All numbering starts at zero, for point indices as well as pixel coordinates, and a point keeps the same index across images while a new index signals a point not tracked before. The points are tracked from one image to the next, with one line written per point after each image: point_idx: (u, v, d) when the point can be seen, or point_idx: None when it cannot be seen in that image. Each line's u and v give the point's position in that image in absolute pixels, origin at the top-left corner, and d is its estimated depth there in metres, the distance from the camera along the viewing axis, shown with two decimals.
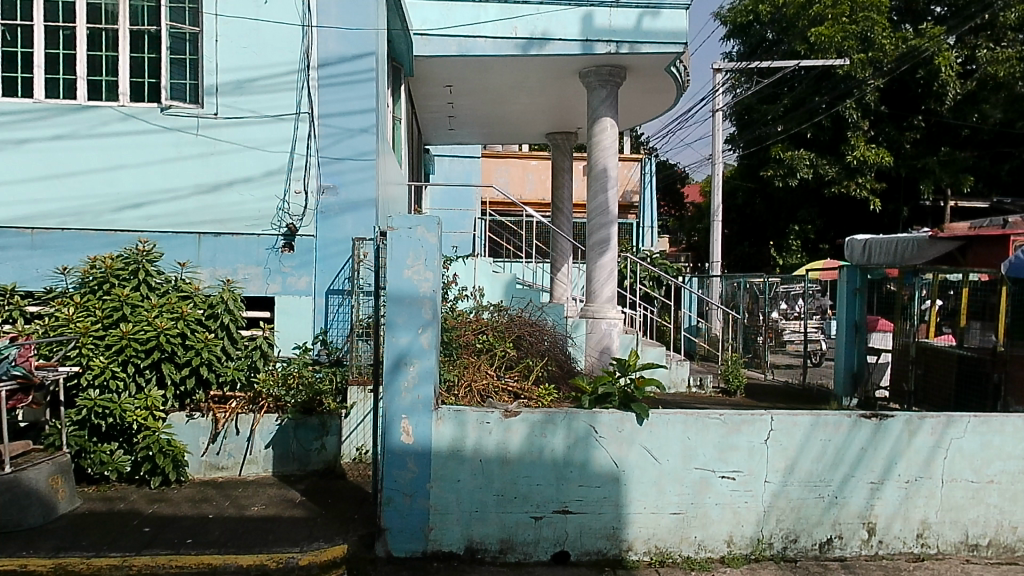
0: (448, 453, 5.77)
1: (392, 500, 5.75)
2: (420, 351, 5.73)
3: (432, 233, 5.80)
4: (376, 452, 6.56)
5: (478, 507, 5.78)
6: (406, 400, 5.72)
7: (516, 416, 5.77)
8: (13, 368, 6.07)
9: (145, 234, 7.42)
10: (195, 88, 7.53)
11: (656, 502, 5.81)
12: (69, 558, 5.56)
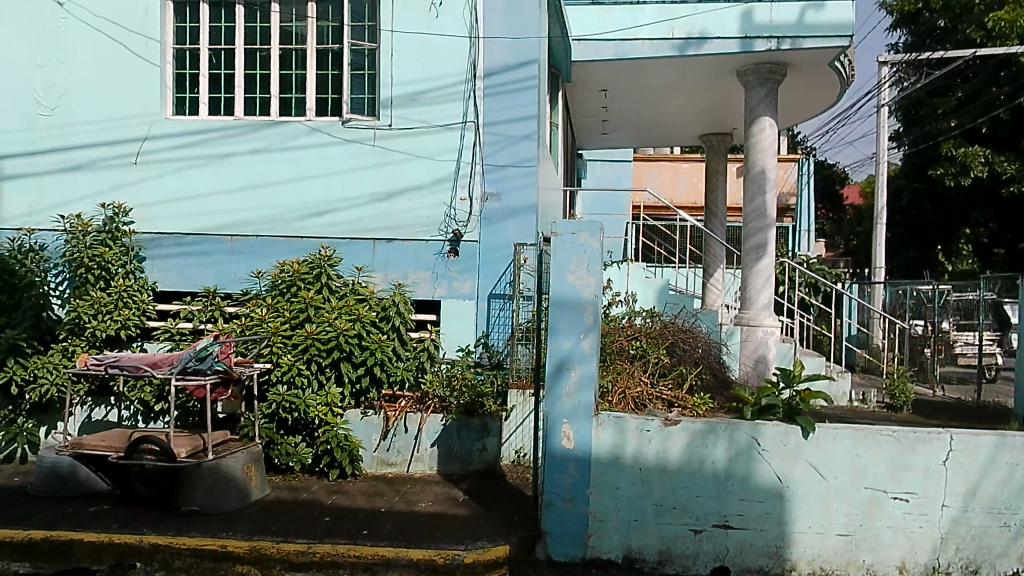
0: (609, 460, 5.71)
1: (553, 503, 5.75)
2: (581, 356, 5.70)
3: (595, 238, 5.78)
4: (536, 455, 6.67)
5: (637, 516, 5.68)
6: (568, 405, 5.71)
7: (676, 425, 5.62)
8: (216, 363, 6.57)
9: (327, 241, 7.81)
10: (372, 102, 7.90)
11: (822, 521, 5.49)
12: (262, 541, 5.93)
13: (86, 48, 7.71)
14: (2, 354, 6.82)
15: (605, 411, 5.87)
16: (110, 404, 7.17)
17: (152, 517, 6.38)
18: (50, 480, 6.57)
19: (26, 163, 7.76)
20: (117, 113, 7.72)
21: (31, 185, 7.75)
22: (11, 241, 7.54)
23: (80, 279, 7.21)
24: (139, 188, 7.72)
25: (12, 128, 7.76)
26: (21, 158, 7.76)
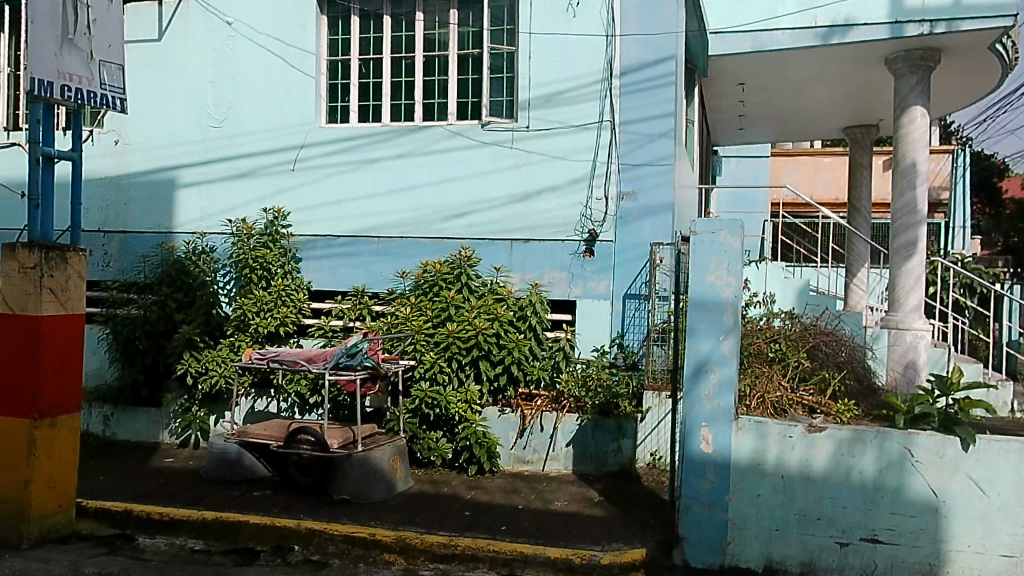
0: (748, 466, 5.50)
1: (691, 508, 5.60)
2: (721, 358, 5.54)
3: (736, 237, 5.55)
4: (672, 459, 6.54)
5: (778, 525, 5.45)
6: (706, 409, 5.57)
7: (821, 432, 5.35)
8: (365, 359, 6.86)
9: (467, 242, 7.96)
10: (510, 105, 8.00)
11: (983, 540, 5.09)
12: (407, 532, 6.12)
13: (251, 62, 8.27)
14: (179, 347, 7.45)
15: (745, 416, 5.67)
16: (270, 395, 7.69)
17: (308, 503, 6.76)
18: (220, 465, 7.08)
19: (199, 172, 8.40)
20: (278, 123, 8.22)
21: (203, 192, 8.38)
22: (187, 245, 8.20)
23: (245, 278, 7.77)
24: (296, 193, 8.17)
25: (188, 140, 8.44)
26: (195, 166, 8.41)
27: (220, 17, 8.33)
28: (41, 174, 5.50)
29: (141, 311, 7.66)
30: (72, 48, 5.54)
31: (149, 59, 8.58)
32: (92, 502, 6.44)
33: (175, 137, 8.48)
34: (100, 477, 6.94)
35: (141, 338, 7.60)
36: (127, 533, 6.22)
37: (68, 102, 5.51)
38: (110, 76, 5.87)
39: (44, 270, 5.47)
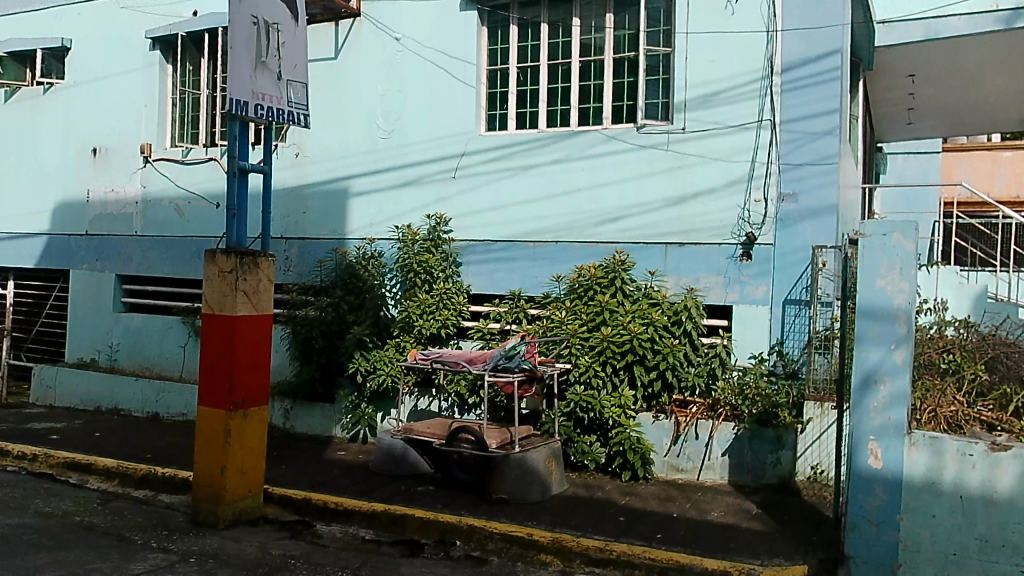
0: (923, 485, 5.11)
1: (858, 526, 5.25)
2: (893, 369, 5.16)
3: (910, 239, 5.18)
4: (836, 474, 6.18)
5: (957, 549, 5.04)
6: (876, 422, 5.21)
7: (1007, 451, 4.93)
8: (523, 362, 7.00)
9: (621, 246, 7.86)
10: (666, 106, 7.85)
11: None
12: (563, 534, 6.14)
13: (417, 75, 8.64)
14: (351, 347, 7.86)
15: (919, 430, 5.29)
16: (432, 395, 7.99)
17: (468, 500, 6.96)
18: (388, 459, 7.47)
19: (368, 181, 8.85)
20: (442, 132, 8.50)
21: (372, 201, 8.82)
22: (358, 249, 8.67)
23: (410, 281, 8.14)
24: (457, 200, 8.40)
25: (360, 150, 8.91)
26: (366, 176, 8.86)
27: (390, 33, 8.78)
28: (237, 186, 5.99)
29: (317, 312, 8.19)
30: (265, 70, 6.01)
31: (326, 75, 9.18)
32: (276, 489, 6.93)
33: (347, 149, 9.00)
34: (282, 466, 7.48)
35: (317, 337, 8.11)
36: (306, 519, 6.64)
37: (261, 120, 5.98)
38: (295, 94, 6.33)
39: (240, 274, 5.96)
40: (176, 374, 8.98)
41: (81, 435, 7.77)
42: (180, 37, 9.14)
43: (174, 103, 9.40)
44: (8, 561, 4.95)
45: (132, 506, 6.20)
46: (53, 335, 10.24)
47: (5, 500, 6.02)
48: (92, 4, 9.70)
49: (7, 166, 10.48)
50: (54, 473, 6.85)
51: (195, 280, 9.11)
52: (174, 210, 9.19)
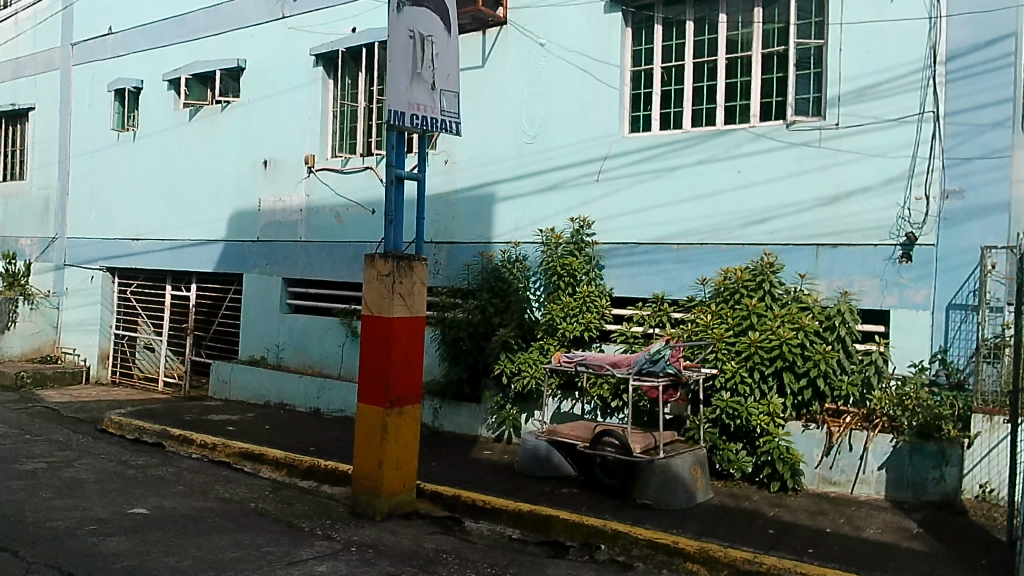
0: None
1: None
2: None
3: None
4: (1012, 494, 5.63)
5: None
6: None
7: None
8: (668, 367, 6.90)
9: (769, 247, 7.56)
10: (818, 102, 7.50)
11: None
12: (710, 544, 5.97)
13: (562, 80, 8.71)
14: (497, 349, 8.10)
15: None
16: (575, 398, 8.07)
17: (612, 504, 6.93)
18: (532, 460, 7.55)
19: (514, 186, 9.00)
20: (586, 135, 8.52)
21: (517, 206, 8.95)
22: (503, 253, 8.85)
23: (554, 284, 8.27)
24: (601, 203, 8.39)
25: (505, 156, 9.09)
26: (511, 181, 9.02)
27: (535, 39, 8.92)
28: (394, 193, 6.29)
29: (465, 315, 8.48)
30: (420, 81, 6.25)
31: (473, 83, 9.43)
32: (427, 485, 7.17)
33: (493, 155, 9.19)
34: (432, 463, 7.74)
35: (465, 338, 8.42)
36: (456, 516, 6.83)
37: (416, 129, 6.23)
38: (448, 103, 6.54)
39: (396, 277, 6.23)
40: (336, 372, 9.49)
41: (253, 427, 8.37)
42: (340, 53, 9.63)
43: (334, 115, 9.91)
44: (195, 540, 5.38)
45: (298, 495, 6.59)
46: (230, 334, 11.09)
47: (191, 484, 6.57)
48: (264, 26, 10.46)
49: (190, 179, 11.45)
50: (231, 462, 7.40)
51: (353, 284, 9.58)
52: (334, 217, 9.70)
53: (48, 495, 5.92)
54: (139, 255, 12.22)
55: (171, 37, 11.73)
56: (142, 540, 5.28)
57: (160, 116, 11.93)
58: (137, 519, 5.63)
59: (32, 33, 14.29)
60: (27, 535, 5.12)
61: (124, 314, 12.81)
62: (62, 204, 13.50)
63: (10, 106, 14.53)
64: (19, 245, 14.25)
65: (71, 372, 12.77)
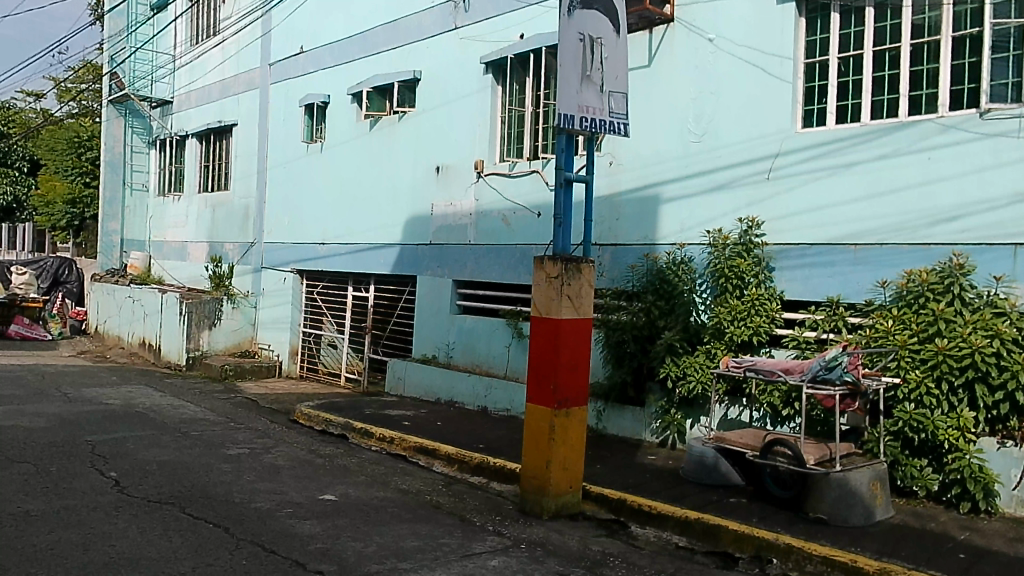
0: None
1: None
2: None
3: None
4: None
5: None
6: None
7: None
8: (846, 374, 6.49)
9: (959, 247, 6.88)
10: (1018, 87, 6.75)
11: None
12: (893, 565, 5.55)
13: (732, 76, 8.48)
14: (662, 352, 8.09)
15: None
16: (743, 404, 7.91)
17: (784, 517, 6.60)
18: (698, 467, 7.40)
19: (681, 186, 8.84)
20: (758, 132, 8.23)
21: (685, 206, 8.79)
22: (668, 255, 8.72)
23: (722, 287, 8.09)
24: (772, 203, 8.08)
25: (671, 156, 8.96)
26: (677, 181, 8.88)
27: (703, 35, 8.73)
28: (563, 196, 6.53)
29: (630, 317, 8.53)
30: (589, 84, 6.60)
31: (639, 84, 9.35)
32: (592, 487, 7.18)
33: (659, 155, 9.08)
34: (597, 465, 7.76)
35: (630, 341, 8.42)
36: (622, 519, 6.80)
37: (586, 130, 6.57)
38: (616, 105, 6.86)
39: (566, 279, 6.34)
40: (502, 372, 9.73)
41: (426, 422, 8.73)
42: (509, 59, 9.83)
43: (502, 120, 10.13)
44: (379, 528, 5.67)
45: (469, 491, 6.81)
46: (405, 333, 11.62)
47: (373, 475, 6.95)
48: (438, 38, 10.92)
49: (368, 187, 12.17)
50: (407, 455, 7.74)
51: (521, 286, 9.76)
52: (501, 220, 9.94)
53: (251, 478, 6.45)
54: (324, 259, 13.06)
55: (353, 54, 12.52)
56: (332, 524, 5.63)
57: (343, 127, 12.76)
58: (328, 505, 6.01)
59: (236, 57, 15.75)
60: (235, 513, 5.60)
61: (312, 314, 13.70)
62: (257, 211, 14.71)
63: (217, 123, 16.10)
64: (224, 248, 15.73)
65: (268, 366, 13.89)
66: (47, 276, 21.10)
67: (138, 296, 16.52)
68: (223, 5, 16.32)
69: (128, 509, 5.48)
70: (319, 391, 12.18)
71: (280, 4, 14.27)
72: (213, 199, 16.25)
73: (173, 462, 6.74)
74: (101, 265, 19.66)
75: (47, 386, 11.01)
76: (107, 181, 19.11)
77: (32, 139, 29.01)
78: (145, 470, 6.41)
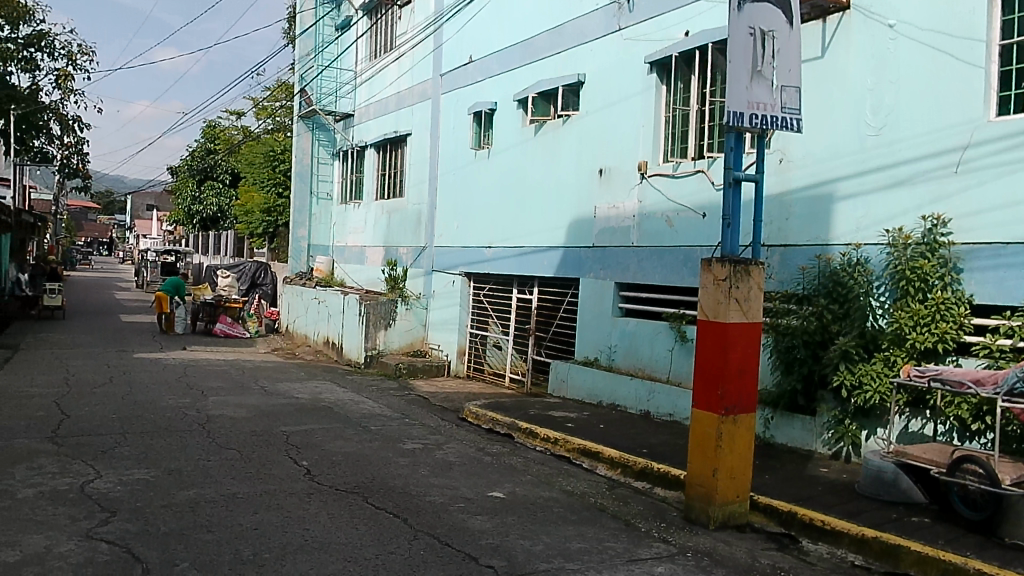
0: None
1: None
2: None
3: None
4: None
5: None
6: None
7: None
8: None
9: None
10: None
11: None
12: None
13: (915, 63, 7.86)
14: (835, 359, 7.71)
15: None
16: (927, 417, 7.34)
17: (975, 541, 6.03)
18: (876, 482, 6.93)
19: (857, 183, 8.34)
20: (944, 123, 7.58)
21: (861, 204, 8.29)
22: (843, 256, 8.26)
23: (902, 290, 7.57)
24: (960, 199, 7.41)
25: (846, 151, 8.48)
26: (852, 178, 8.39)
27: (883, 21, 8.17)
28: (732, 195, 6.34)
29: (801, 322, 8.13)
30: (760, 79, 6.37)
31: (813, 76, 8.90)
32: (761, 498, 6.94)
33: (834, 151, 8.61)
34: (766, 476, 7.50)
35: (800, 346, 8.08)
36: (792, 533, 6.50)
37: (756, 128, 6.35)
38: (789, 99, 6.55)
39: (733, 282, 6.16)
40: (665, 377, 9.60)
41: (589, 425, 8.79)
42: (673, 57, 9.67)
43: (666, 120, 9.96)
44: (545, 528, 5.77)
45: (633, 495, 6.79)
46: (568, 335, 11.75)
47: (539, 475, 7.10)
48: (602, 41, 10.94)
49: (533, 190, 12.45)
50: (571, 457, 7.84)
51: (685, 288, 9.58)
52: (665, 221, 9.79)
53: (426, 473, 6.77)
54: (491, 262, 13.52)
55: (518, 61, 12.83)
56: (501, 521, 5.80)
57: (508, 133, 13.13)
58: (496, 501, 6.21)
59: (410, 70, 16.58)
60: (412, 505, 5.90)
61: (478, 315, 14.13)
62: (429, 216, 15.46)
63: (393, 133, 17.02)
64: (399, 253, 16.62)
65: (438, 364, 14.45)
66: (246, 279, 22.80)
67: (323, 298, 17.73)
68: (399, 22, 17.27)
69: (319, 495, 5.92)
70: (485, 391, 12.56)
71: (452, 18, 14.87)
72: (390, 206, 17.21)
73: (357, 454, 7.21)
74: (291, 269, 21.23)
75: (245, 379, 12.12)
76: (297, 190, 20.73)
77: (235, 155, 32.01)
78: (332, 461, 6.89)
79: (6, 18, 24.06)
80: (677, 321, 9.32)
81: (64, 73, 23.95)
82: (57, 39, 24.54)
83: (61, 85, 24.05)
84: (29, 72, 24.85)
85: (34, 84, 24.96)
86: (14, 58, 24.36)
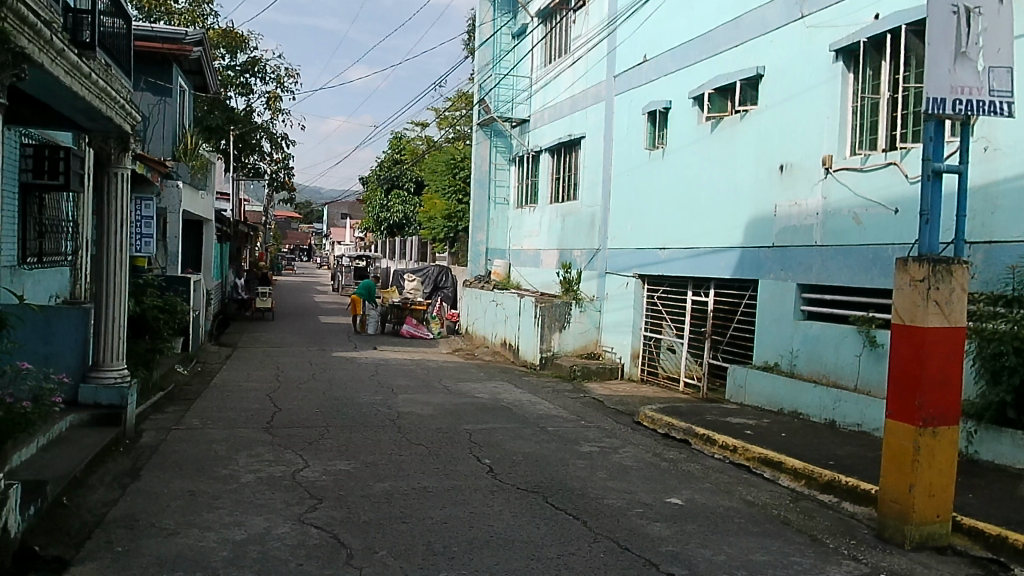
0: None
1: None
2: None
3: None
4: None
5: None
6: None
7: None
8: None
9: None
10: None
11: None
12: None
13: None
14: None
15: None
16: None
17: None
18: None
19: None
20: None
21: None
22: None
23: None
24: None
25: None
26: None
27: None
28: (931, 188, 5.86)
29: (1011, 327, 7.51)
30: (966, 61, 5.84)
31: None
32: (965, 519, 6.22)
33: None
34: (970, 495, 6.88)
35: (1010, 353, 7.38)
36: (1002, 560, 5.76)
37: (959, 114, 5.84)
38: (1000, 81, 5.91)
39: (933, 283, 5.72)
40: (852, 383, 9.09)
41: (770, 433, 8.51)
42: (862, 43, 9.08)
43: (854, 111, 9.36)
44: (726, 538, 5.66)
45: (819, 510, 6.52)
46: (746, 339, 11.39)
47: (718, 483, 6.99)
48: (783, 30, 10.46)
49: (708, 189, 12.14)
50: (751, 466, 7.64)
51: (875, 289, 8.98)
52: (852, 219, 9.22)
53: (603, 476, 6.84)
54: (665, 264, 13.32)
55: (693, 57, 12.55)
56: (681, 528, 5.76)
57: (683, 130, 12.86)
58: (675, 508, 6.17)
59: (584, 74, 16.70)
60: (592, 508, 5.99)
61: (652, 317, 14.00)
62: (602, 219, 15.50)
63: (567, 137, 17.19)
64: (573, 255, 16.81)
65: (611, 367, 14.53)
66: (429, 283, 24.36)
67: (500, 300, 18.41)
68: (573, 25, 17.45)
69: (503, 494, 6.16)
70: (660, 395, 12.48)
71: (626, 19, 14.80)
72: (563, 210, 17.45)
73: (536, 455, 7.41)
74: (472, 273, 22.22)
75: (429, 378, 12.84)
76: (476, 198, 21.51)
77: (418, 165, 33.70)
78: (513, 460, 7.14)
79: (227, 48, 26.57)
80: (866, 326, 8.81)
81: (273, 95, 26.16)
82: (268, 64, 26.86)
83: (270, 106, 26.32)
84: (244, 95, 27.35)
85: (248, 106, 27.49)
86: (233, 84, 26.92)
